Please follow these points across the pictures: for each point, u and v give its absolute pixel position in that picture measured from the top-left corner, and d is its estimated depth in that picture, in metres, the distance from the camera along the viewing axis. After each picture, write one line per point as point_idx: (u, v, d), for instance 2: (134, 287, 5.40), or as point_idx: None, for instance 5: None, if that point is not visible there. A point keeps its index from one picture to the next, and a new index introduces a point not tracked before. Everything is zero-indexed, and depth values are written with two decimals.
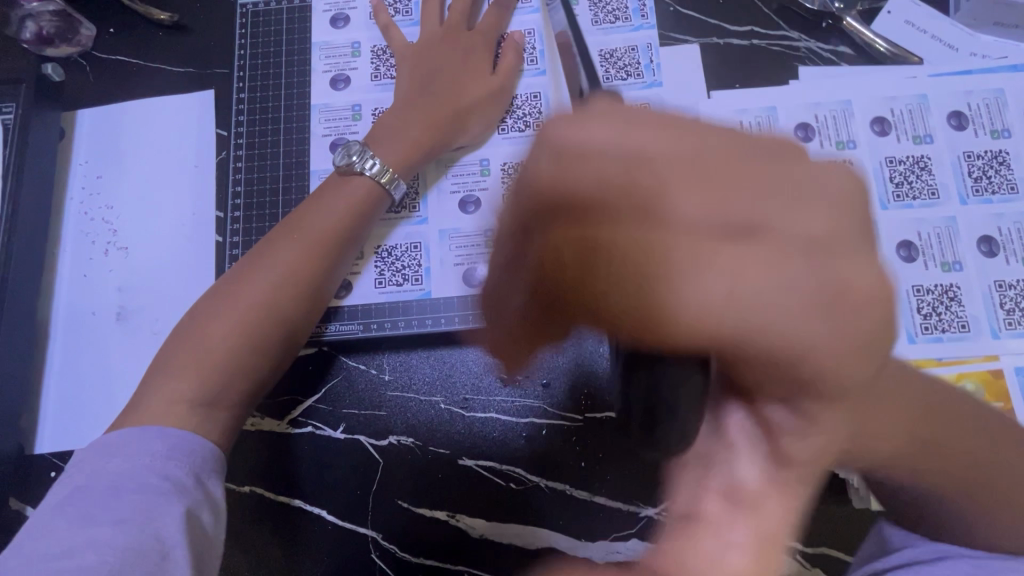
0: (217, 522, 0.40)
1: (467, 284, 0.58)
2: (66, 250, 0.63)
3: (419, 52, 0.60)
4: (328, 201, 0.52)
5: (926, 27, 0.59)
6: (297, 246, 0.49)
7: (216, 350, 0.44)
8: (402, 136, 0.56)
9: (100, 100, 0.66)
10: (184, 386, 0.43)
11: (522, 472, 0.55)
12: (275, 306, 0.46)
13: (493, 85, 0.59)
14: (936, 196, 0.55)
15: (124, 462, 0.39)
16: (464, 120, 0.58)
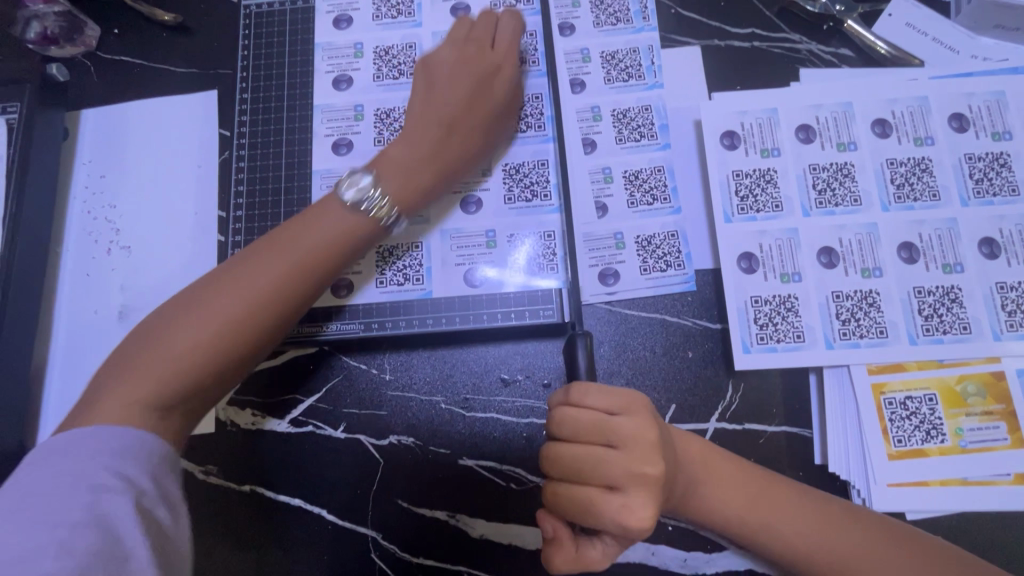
0: (177, 520, 0.37)
1: (468, 284, 0.58)
2: (70, 249, 0.63)
3: (430, 78, 0.56)
4: (323, 221, 0.48)
5: (926, 29, 0.60)
6: (281, 270, 0.45)
7: (176, 361, 0.40)
8: (412, 177, 0.52)
9: (104, 100, 0.66)
10: (132, 399, 0.39)
11: (523, 471, 0.55)
12: (247, 329, 0.43)
13: (501, 126, 0.57)
14: (937, 198, 0.55)
15: (71, 465, 0.35)
16: (472, 160, 0.56)
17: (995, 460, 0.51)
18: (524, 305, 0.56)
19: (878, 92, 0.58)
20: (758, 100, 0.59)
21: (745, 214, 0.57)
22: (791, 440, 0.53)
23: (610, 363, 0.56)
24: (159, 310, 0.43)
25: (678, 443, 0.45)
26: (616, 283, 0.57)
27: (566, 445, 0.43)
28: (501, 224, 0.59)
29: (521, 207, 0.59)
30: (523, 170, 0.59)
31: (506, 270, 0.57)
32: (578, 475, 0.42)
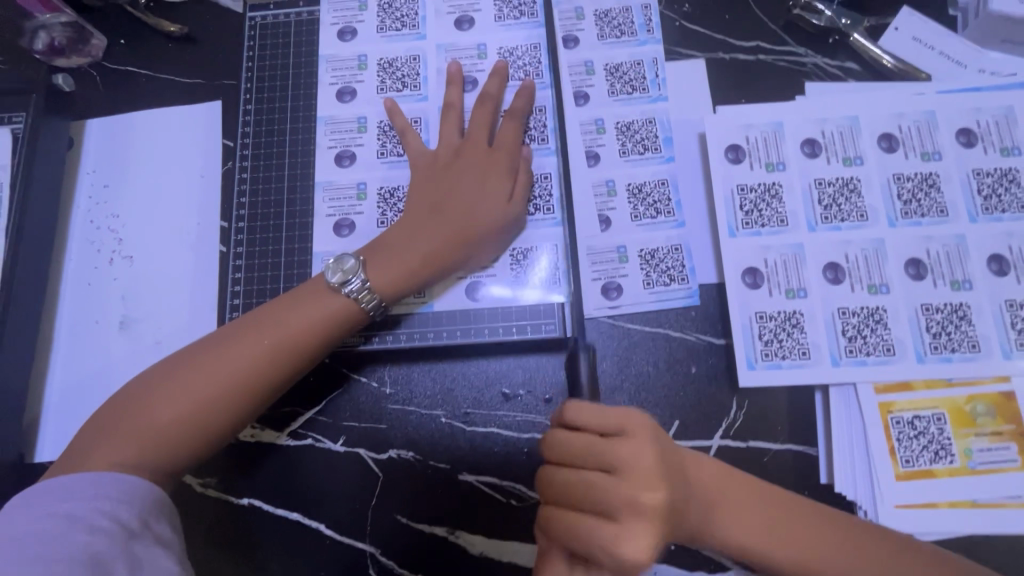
0: (169, 554, 0.42)
1: (470, 299, 0.57)
2: (72, 259, 0.63)
3: (431, 168, 0.57)
4: (305, 299, 0.50)
5: (933, 44, 0.60)
6: (256, 349, 0.48)
7: (157, 428, 0.44)
8: (398, 263, 0.53)
9: (109, 110, 0.66)
10: (115, 455, 0.43)
11: (524, 487, 0.55)
12: (224, 405, 0.46)
13: (508, 212, 0.55)
14: (945, 214, 0.55)
15: (69, 505, 0.39)
16: (476, 250, 0.54)
17: (1005, 482, 0.49)
18: (526, 319, 0.56)
19: (884, 106, 0.57)
20: (763, 113, 0.58)
21: (749, 229, 0.56)
22: (797, 458, 0.52)
23: (612, 378, 0.55)
24: (148, 373, 0.47)
25: (690, 463, 0.45)
26: (619, 297, 0.57)
27: (560, 467, 0.43)
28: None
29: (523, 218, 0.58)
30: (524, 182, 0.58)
31: (509, 285, 0.57)
32: (570, 498, 0.42)
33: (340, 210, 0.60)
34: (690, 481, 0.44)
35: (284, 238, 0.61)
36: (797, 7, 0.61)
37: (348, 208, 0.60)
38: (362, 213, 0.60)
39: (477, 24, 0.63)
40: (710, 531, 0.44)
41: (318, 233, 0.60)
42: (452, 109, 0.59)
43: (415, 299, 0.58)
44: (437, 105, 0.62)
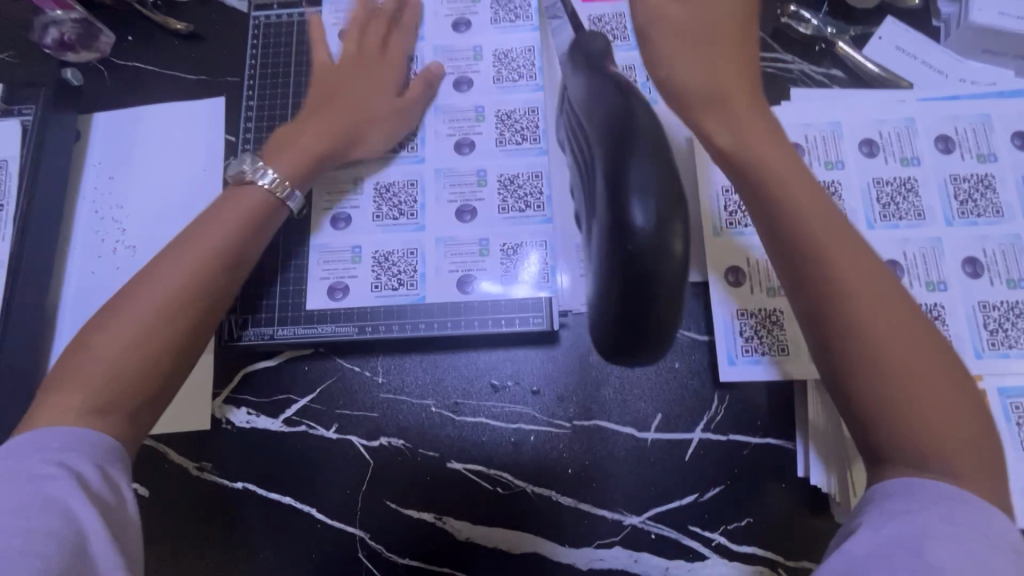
0: (124, 504, 0.38)
1: (460, 291, 0.59)
2: (77, 247, 0.65)
3: (326, 75, 0.60)
4: (222, 212, 0.50)
5: (916, 53, 0.62)
6: (183, 267, 0.45)
7: (107, 361, 0.41)
8: (296, 148, 0.55)
9: (115, 103, 0.68)
10: (70, 396, 0.39)
11: (510, 476, 0.56)
12: (164, 321, 0.43)
13: (396, 103, 0.60)
14: (922, 217, 0.56)
15: (9, 463, 0.35)
16: (363, 135, 0.59)
17: None
18: (515, 312, 0.58)
19: (865, 112, 0.59)
20: None
21: (733, 228, 0.58)
22: (774, 451, 0.55)
23: (596, 370, 0.58)
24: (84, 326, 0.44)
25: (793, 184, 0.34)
26: None
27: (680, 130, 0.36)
28: (494, 233, 0.60)
29: (515, 216, 0.60)
30: (517, 181, 0.61)
31: (499, 278, 0.59)
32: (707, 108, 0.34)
33: (339, 204, 0.62)
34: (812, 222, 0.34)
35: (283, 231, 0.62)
36: (785, 16, 0.64)
37: (345, 201, 0.62)
38: (359, 208, 0.62)
39: (473, 26, 0.66)
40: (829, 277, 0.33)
41: (316, 227, 0.61)
42: (356, 23, 0.62)
43: (406, 290, 0.60)
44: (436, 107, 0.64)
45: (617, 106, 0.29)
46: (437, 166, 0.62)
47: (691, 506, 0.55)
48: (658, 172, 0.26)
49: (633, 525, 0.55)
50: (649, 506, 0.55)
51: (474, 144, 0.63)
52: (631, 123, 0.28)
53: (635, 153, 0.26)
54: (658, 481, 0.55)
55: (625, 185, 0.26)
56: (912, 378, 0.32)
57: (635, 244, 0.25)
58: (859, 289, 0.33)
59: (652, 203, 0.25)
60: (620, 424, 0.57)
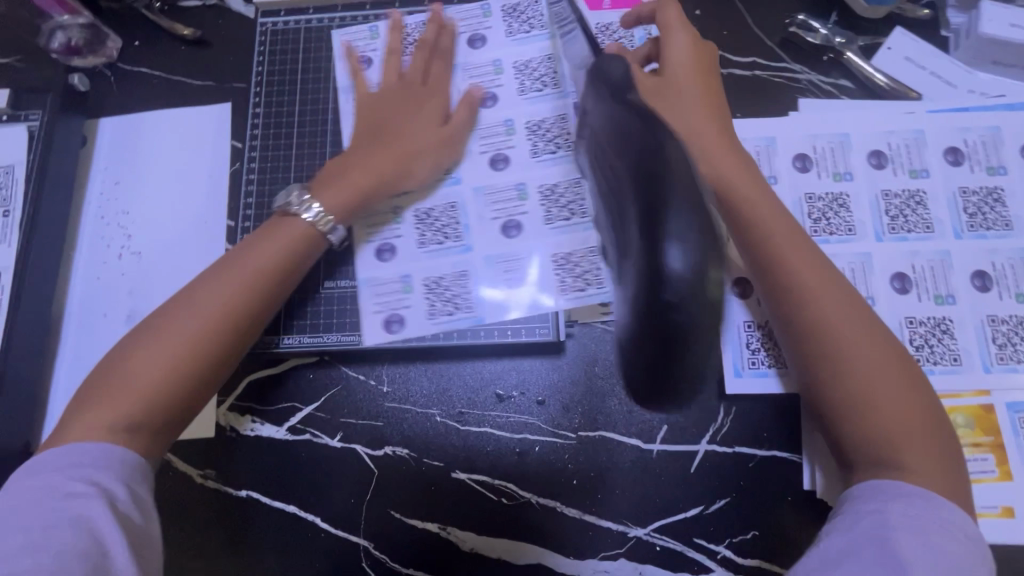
0: (147, 521, 0.42)
1: (523, 309, 0.55)
2: (82, 253, 0.65)
3: (372, 108, 0.59)
4: (261, 241, 0.52)
5: (925, 63, 0.61)
6: (223, 288, 0.48)
7: (145, 376, 0.45)
8: (345, 184, 0.55)
9: (121, 108, 0.68)
10: (104, 414, 0.43)
11: (514, 487, 0.56)
12: (199, 339, 0.46)
13: (443, 133, 0.58)
14: (931, 229, 0.56)
15: (45, 478, 0.40)
16: (411, 168, 0.56)
17: (983, 492, 0.50)
18: (521, 322, 0.57)
19: (873, 124, 0.59)
20: (756, 127, 0.60)
21: None
22: (780, 464, 0.55)
23: (602, 381, 0.58)
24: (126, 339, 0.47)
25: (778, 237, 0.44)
26: None
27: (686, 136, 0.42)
28: (545, 245, 0.56)
29: (561, 225, 0.56)
30: (558, 191, 0.57)
31: (562, 298, 0.55)
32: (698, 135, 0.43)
33: (381, 236, 0.58)
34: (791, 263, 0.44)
35: None
36: (794, 26, 0.63)
37: (387, 232, 0.58)
38: (402, 236, 0.58)
39: (489, 42, 0.63)
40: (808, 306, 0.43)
41: (359, 261, 0.58)
42: (393, 55, 0.61)
43: (462, 313, 0.56)
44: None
45: (644, 146, 0.29)
46: (474, 184, 0.59)
47: (696, 519, 0.54)
48: (691, 218, 0.26)
49: (637, 536, 0.54)
50: (654, 518, 0.55)
51: (508, 158, 0.59)
52: (660, 165, 0.28)
53: (670, 201, 0.27)
54: (663, 493, 0.55)
55: (658, 226, 0.26)
56: (874, 389, 0.41)
57: (674, 292, 0.26)
58: (833, 317, 0.43)
59: (689, 247, 0.26)
60: (626, 435, 0.56)
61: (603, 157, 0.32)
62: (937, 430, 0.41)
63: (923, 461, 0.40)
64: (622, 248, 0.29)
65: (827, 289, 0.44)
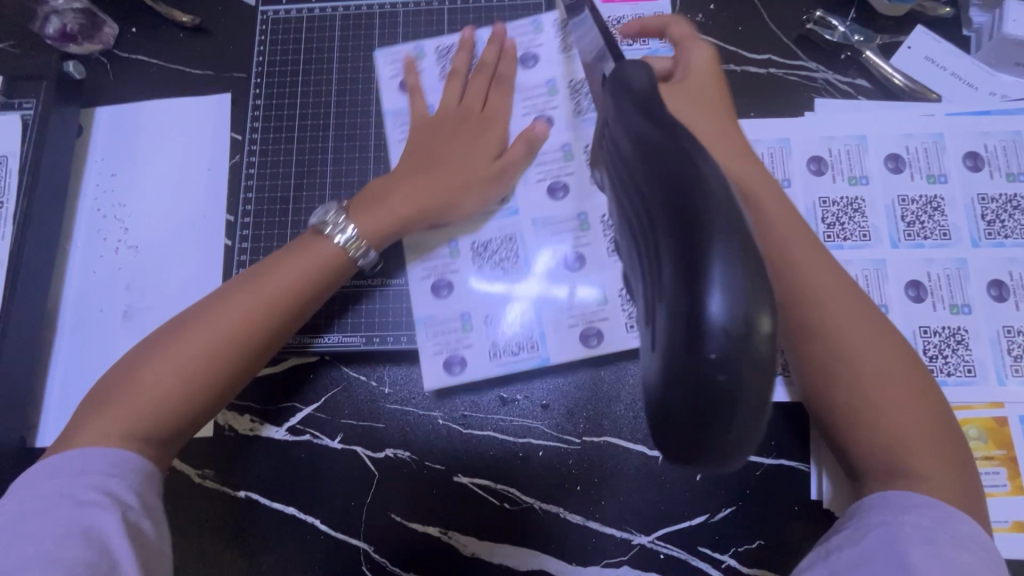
0: (155, 531, 0.41)
1: (585, 345, 0.56)
2: (78, 247, 0.63)
3: (430, 131, 0.58)
4: (290, 258, 0.51)
5: (945, 63, 0.60)
6: (244, 292, 0.48)
7: (162, 381, 0.45)
8: (385, 211, 0.54)
9: (118, 98, 0.66)
10: (128, 411, 0.44)
11: (517, 491, 0.55)
12: (219, 343, 0.46)
13: (493, 167, 0.57)
14: (947, 236, 0.55)
15: (58, 480, 0.40)
16: (456, 201, 0.56)
17: (994, 506, 0.49)
18: (526, 328, 0.57)
19: (890, 126, 0.57)
20: (770, 129, 0.58)
21: None
22: (787, 472, 0.54)
23: (608, 386, 0.57)
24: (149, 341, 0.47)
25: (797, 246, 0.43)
26: None
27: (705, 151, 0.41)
28: (609, 278, 0.57)
29: None
30: None
31: (630, 336, 0.56)
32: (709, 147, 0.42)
33: (435, 272, 0.58)
34: (810, 275, 0.42)
35: (289, 236, 0.61)
36: (811, 22, 0.61)
37: (442, 267, 0.58)
38: (458, 271, 0.58)
39: (543, 60, 0.61)
40: (825, 319, 0.42)
41: (415, 298, 0.58)
42: (456, 77, 0.60)
43: (529, 355, 0.57)
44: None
45: (668, 141, 0.21)
46: (533, 215, 0.59)
47: (701, 527, 0.54)
48: (738, 244, 0.18)
49: (641, 544, 0.54)
50: (658, 526, 0.54)
51: (567, 186, 0.59)
52: (694, 167, 0.20)
53: (711, 218, 0.18)
54: (668, 501, 0.54)
55: (695, 259, 0.18)
56: (890, 408, 0.40)
57: (716, 352, 0.18)
58: (851, 333, 0.42)
59: (738, 286, 0.18)
60: (631, 441, 0.55)
61: (615, 153, 0.24)
62: (948, 442, 0.40)
63: (934, 474, 0.39)
64: (647, 279, 0.22)
65: (848, 302, 0.43)
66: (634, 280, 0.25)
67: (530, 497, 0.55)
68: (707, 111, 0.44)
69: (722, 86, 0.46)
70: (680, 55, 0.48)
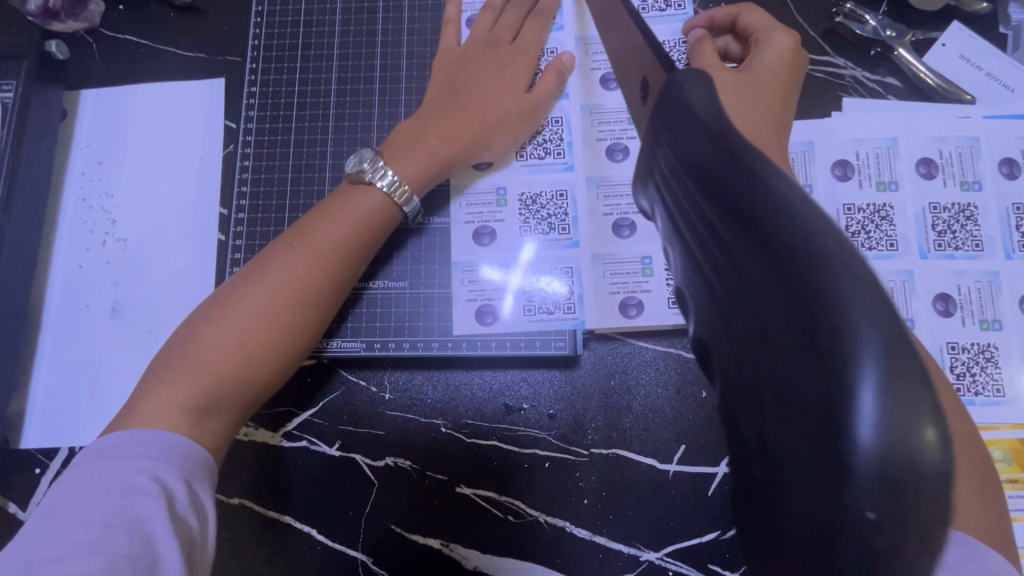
0: (203, 527, 0.38)
1: (623, 314, 0.55)
2: (63, 238, 0.60)
3: (456, 65, 0.57)
4: (333, 211, 0.49)
5: (981, 63, 0.56)
6: (287, 261, 0.46)
7: (211, 358, 0.42)
8: (419, 149, 0.52)
9: (105, 81, 0.63)
10: (175, 392, 0.41)
11: (521, 504, 0.53)
12: (271, 317, 0.44)
13: (525, 102, 0.56)
14: (980, 248, 0.52)
15: (109, 464, 0.37)
16: (489, 139, 0.55)
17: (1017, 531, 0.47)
18: (537, 334, 0.55)
19: (923, 129, 0.54)
20: (796, 131, 0.55)
21: None
22: None
23: (618, 397, 0.54)
24: (190, 317, 0.45)
25: None
26: (637, 315, 0.55)
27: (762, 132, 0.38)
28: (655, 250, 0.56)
29: None
30: None
31: (670, 313, 0.55)
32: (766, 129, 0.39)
33: (479, 218, 0.57)
34: None
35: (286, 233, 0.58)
36: (841, 15, 0.58)
37: (488, 215, 0.57)
38: (503, 221, 0.57)
39: None
40: None
41: (454, 238, 0.57)
42: (489, 12, 0.59)
43: (566, 315, 0.55)
44: (581, 104, 0.58)
45: (762, 188, 0.16)
46: (588, 174, 0.57)
47: (711, 544, 0.52)
48: (887, 348, 0.13)
49: (649, 560, 0.52)
50: (667, 542, 0.52)
51: (627, 149, 0.57)
52: (807, 229, 0.14)
53: (850, 315, 0.14)
54: (679, 517, 0.52)
55: (832, 377, 0.14)
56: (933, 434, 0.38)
57: (873, 510, 0.14)
58: None
59: (895, 408, 0.13)
60: (641, 453, 0.53)
61: (674, 190, 0.21)
62: (985, 478, 0.38)
63: (976, 508, 0.37)
64: (750, 373, 0.18)
65: None
66: (718, 353, 0.21)
67: (533, 511, 0.53)
68: (770, 95, 0.42)
69: (793, 85, 0.44)
70: (760, 41, 0.47)
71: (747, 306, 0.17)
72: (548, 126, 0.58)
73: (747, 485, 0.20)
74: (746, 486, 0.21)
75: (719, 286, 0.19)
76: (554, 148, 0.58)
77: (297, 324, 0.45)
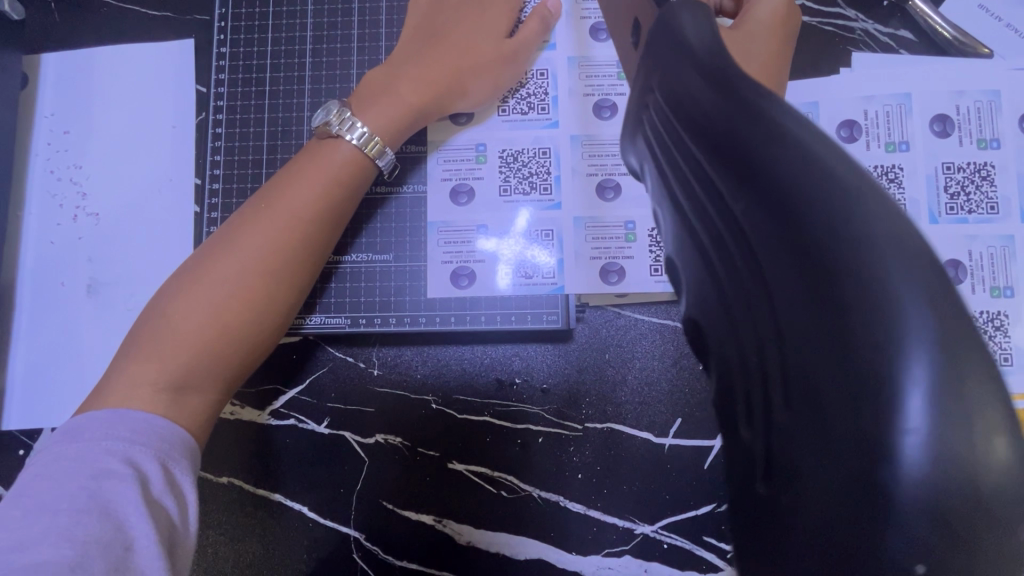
0: (183, 512, 0.36)
1: (604, 280, 0.52)
2: (31, 213, 0.57)
3: (432, 9, 0.53)
4: (305, 171, 0.46)
5: (1001, 14, 0.53)
6: (261, 226, 0.44)
7: (189, 335, 0.40)
8: (392, 98, 0.49)
9: (67, 43, 0.59)
10: (151, 368, 0.39)
11: (515, 480, 0.52)
12: (247, 287, 0.42)
13: (505, 47, 0.52)
14: (994, 210, 0.50)
15: (78, 446, 0.35)
16: (465, 86, 0.51)
17: None
18: (528, 307, 0.53)
19: (938, 83, 0.51)
20: (799, 91, 0.52)
21: None
22: None
23: (611, 369, 0.53)
24: (163, 289, 0.42)
25: None
26: (619, 281, 0.52)
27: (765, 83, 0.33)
28: (640, 215, 0.53)
29: None
30: None
31: (654, 281, 0.52)
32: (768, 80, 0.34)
33: (457, 175, 0.54)
34: None
35: None
36: None
37: (466, 172, 0.54)
38: (482, 179, 0.54)
39: None
40: None
41: (431, 200, 0.54)
42: None
43: (547, 281, 0.53)
44: (569, 57, 0.54)
45: (790, 162, 0.13)
46: (572, 131, 0.54)
47: (707, 517, 0.51)
48: (941, 349, 0.12)
49: (644, 534, 0.51)
50: (663, 515, 0.51)
51: (615, 106, 0.54)
52: (854, 208, 0.12)
53: (902, 313, 0.12)
54: (674, 491, 0.52)
55: (877, 387, 0.12)
56: None
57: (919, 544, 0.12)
58: None
59: (949, 420, 0.12)
60: (636, 427, 0.52)
61: (667, 148, 0.19)
62: None
63: None
64: (757, 368, 0.16)
65: None
66: (720, 341, 0.19)
67: (528, 487, 0.52)
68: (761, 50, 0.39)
69: (784, 46, 0.41)
70: None
71: (759, 296, 0.15)
72: (532, 78, 0.54)
73: (747, 494, 0.19)
74: (745, 495, 0.19)
75: (722, 264, 0.17)
76: (538, 103, 0.54)
77: (275, 291, 0.43)
